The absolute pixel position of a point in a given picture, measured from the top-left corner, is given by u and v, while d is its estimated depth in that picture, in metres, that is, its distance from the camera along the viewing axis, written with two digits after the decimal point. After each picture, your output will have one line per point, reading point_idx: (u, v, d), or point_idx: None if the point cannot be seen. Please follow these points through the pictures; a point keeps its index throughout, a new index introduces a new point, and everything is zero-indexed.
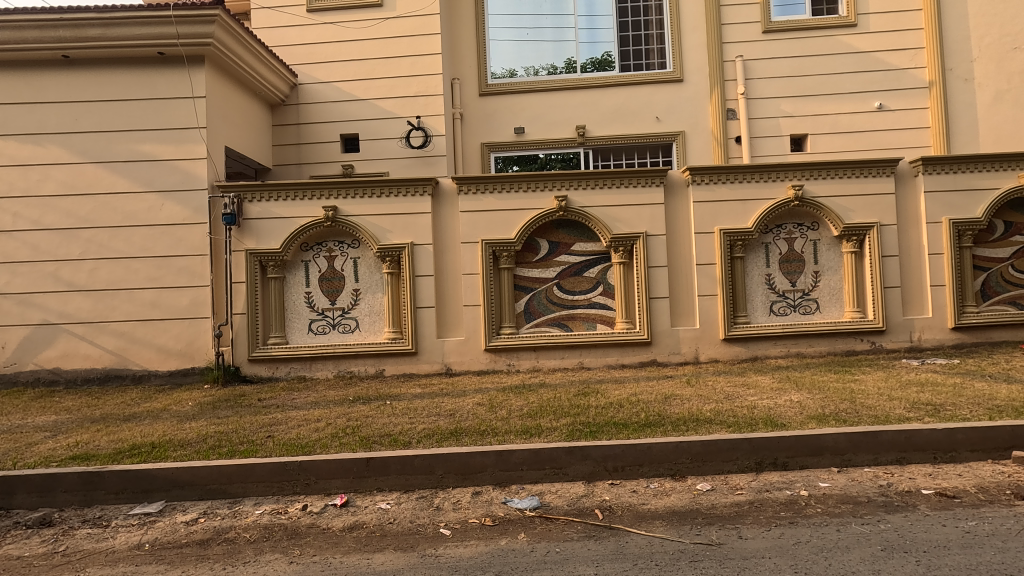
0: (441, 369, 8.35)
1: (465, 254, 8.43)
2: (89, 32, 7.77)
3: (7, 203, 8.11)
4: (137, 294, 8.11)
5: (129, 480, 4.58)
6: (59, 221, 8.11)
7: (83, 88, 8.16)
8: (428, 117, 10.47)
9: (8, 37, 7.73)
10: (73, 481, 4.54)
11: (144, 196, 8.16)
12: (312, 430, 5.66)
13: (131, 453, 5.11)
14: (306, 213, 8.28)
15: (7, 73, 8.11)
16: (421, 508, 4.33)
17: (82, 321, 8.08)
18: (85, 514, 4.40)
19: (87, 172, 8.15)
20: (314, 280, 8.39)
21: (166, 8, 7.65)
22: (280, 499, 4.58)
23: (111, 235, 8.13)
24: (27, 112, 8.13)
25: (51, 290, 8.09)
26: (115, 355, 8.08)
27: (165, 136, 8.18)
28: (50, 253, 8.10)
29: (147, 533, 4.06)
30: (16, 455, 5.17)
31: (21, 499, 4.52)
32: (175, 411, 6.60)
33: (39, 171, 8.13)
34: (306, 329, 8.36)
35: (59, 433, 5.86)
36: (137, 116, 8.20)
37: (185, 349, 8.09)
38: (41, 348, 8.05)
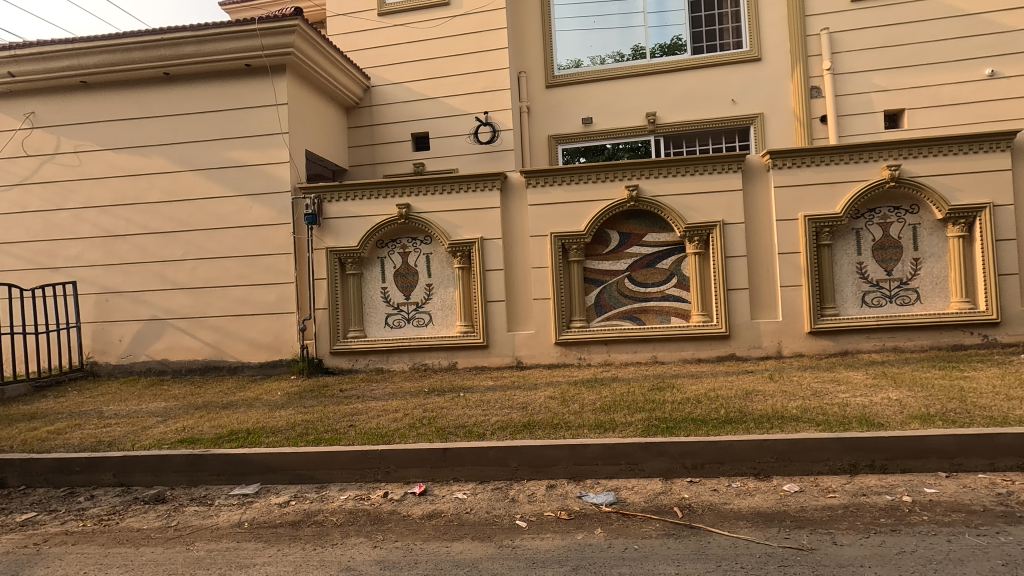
0: (512, 363, 8.40)
1: (534, 248, 8.42)
2: (185, 49, 8.42)
3: (119, 209, 8.95)
4: (231, 291, 8.73)
5: (228, 463, 4.96)
6: (164, 225, 8.87)
7: (181, 102, 8.86)
8: (496, 113, 10.51)
9: (118, 59, 8.52)
10: (181, 462, 4.98)
11: (235, 199, 8.76)
12: (390, 420, 5.86)
13: (229, 438, 5.52)
14: (381, 211, 8.58)
15: (118, 92, 8.95)
16: (497, 499, 4.38)
17: (185, 316, 8.80)
18: (192, 493, 4.80)
19: (186, 180, 8.85)
20: (390, 276, 8.70)
21: (252, 22, 8.13)
22: (363, 485, 4.79)
23: (207, 237, 8.79)
24: (135, 127, 8.93)
25: (158, 289, 8.87)
26: (213, 347, 8.75)
27: (252, 143, 8.73)
28: (156, 255, 8.88)
29: (246, 513, 4.37)
30: (134, 437, 5.73)
31: (139, 477, 5.00)
32: (266, 400, 7.06)
33: (146, 180, 8.92)
34: (383, 323, 8.69)
35: (169, 418, 6.43)
36: (228, 125, 8.80)
37: (273, 342, 8.62)
38: (151, 341, 8.86)
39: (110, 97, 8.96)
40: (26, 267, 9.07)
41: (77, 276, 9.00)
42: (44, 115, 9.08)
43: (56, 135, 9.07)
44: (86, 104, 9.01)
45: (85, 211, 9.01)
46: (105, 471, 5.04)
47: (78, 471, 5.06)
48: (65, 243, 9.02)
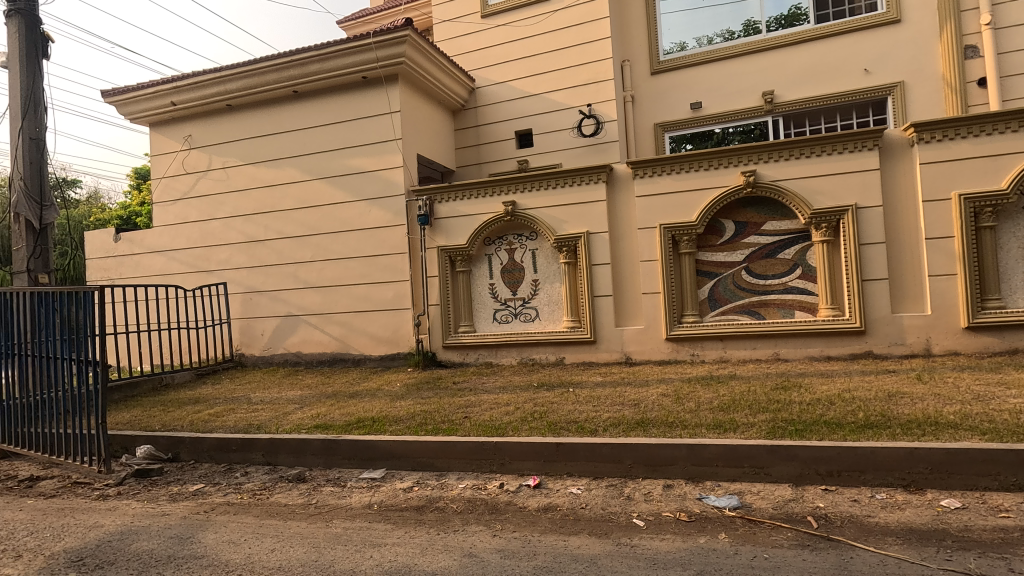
0: (620, 359, 8.24)
1: (643, 241, 8.19)
2: (311, 68, 9.20)
3: (259, 217, 9.99)
4: (353, 289, 9.41)
5: (358, 448, 5.37)
6: (296, 229, 9.78)
7: (308, 116, 9.70)
8: (599, 104, 10.32)
9: (256, 82, 9.52)
10: (317, 445, 5.47)
11: (355, 204, 9.42)
12: (502, 413, 6.00)
13: (357, 425, 5.98)
14: (488, 209, 8.80)
15: (257, 111, 10.00)
16: (612, 496, 4.32)
17: (315, 312, 9.64)
18: (328, 474, 5.25)
19: (314, 187, 9.68)
20: (498, 272, 8.91)
21: (367, 37, 8.68)
22: (479, 475, 4.96)
23: (333, 239, 9.55)
24: (270, 142, 9.93)
25: (292, 287, 9.79)
26: (339, 341, 9.50)
27: (370, 150, 9.34)
28: (290, 257, 9.80)
29: (375, 496, 4.69)
30: (278, 421, 6.38)
31: (283, 457, 5.56)
32: (387, 390, 7.54)
33: (280, 190, 9.88)
34: (491, 319, 8.93)
35: (305, 405, 7.09)
36: (348, 134, 9.48)
37: (391, 336, 9.18)
38: (287, 335, 9.81)
39: (250, 116, 10.04)
40: (188, 271, 10.43)
41: (227, 278, 10.19)
42: (199, 137, 10.37)
43: (208, 154, 10.32)
44: (231, 125, 10.16)
45: (232, 219, 10.17)
46: (256, 450, 5.67)
47: (235, 449, 5.73)
48: (217, 249, 10.24)
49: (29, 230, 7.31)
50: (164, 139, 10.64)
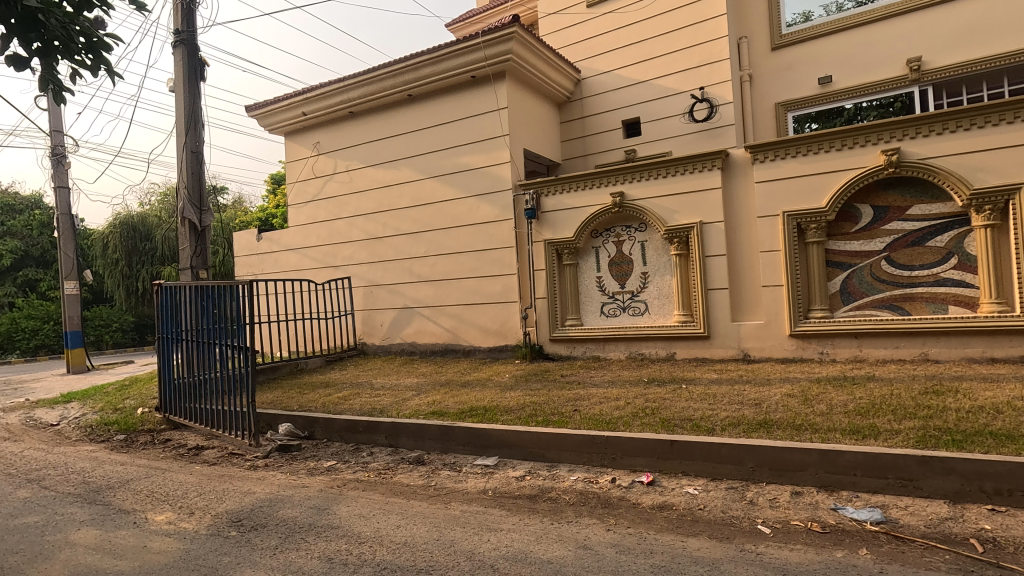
0: (737, 356, 7.78)
1: (763, 230, 7.66)
2: (424, 71, 9.66)
3: (378, 216, 10.69)
4: (464, 282, 9.77)
5: (473, 436, 5.59)
6: (411, 226, 10.33)
7: (421, 118, 10.19)
8: (713, 87, 9.76)
9: (375, 89, 10.18)
10: (435, 431, 5.77)
11: (465, 200, 9.76)
12: (612, 408, 5.92)
13: (471, 414, 6.21)
14: (596, 201, 8.70)
15: (375, 116, 10.69)
16: (733, 500, 4.10)
17: (428, 305, 10.14)
18: (445, 459, 5.52)
19: (427, 186, 10.17)
20: (605, 265, 8.79)
21: (476, 36, 8.93)
22: (590, 469, 4.94)
23: (444, 235, 9.98)
24: (387, 144, 10.57)
25: (408, 281, 10.37)
26: (450, 332, 9.91)
27: (479, 147, 9.61)
28: (406, 253, 10.38)
29: (489, 482, 4.84)
30: (398, 406, 6.81)
31: (404, 440, 5.93)
32: (497, 381, 7.75)
33: (397, 190, 10.49)
34: (599, 312, 8.83)
35: (422, 392, 7.50)
36: (458, 133, 9.83)
37: (499, 329, 9.42)
38: (403, 326, 10.42)
39: (370, 121, 10.75)
40: (318, 266, 11.42)
41: (351, 272, 11.02)
42: (326, 144, 11.28)
43: (334, 159, 11.21)
44: (353, 131, 10.95)
45: (355, 218, 10.98)
46: (380, 432, 6.09)
47: (361, 431, 6.20)
48: (342, 246, 11.11)
49: (191, 232, 8.40)
50: (297, 146, 11.72)
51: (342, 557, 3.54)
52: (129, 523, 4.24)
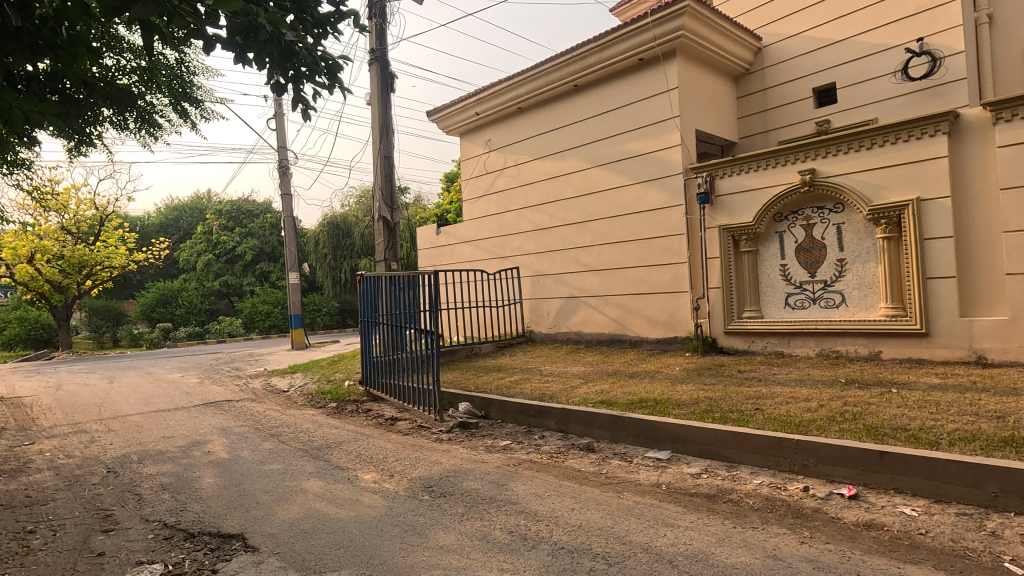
0: (967, 358, 6.48)
1: (1007, 205, 6.25)
2: (591, 59, 9.66)
3: (545, 207, 10.97)
4: (630, 272, 9.60)
5: (643, 428, 5.48)
6: (577, 216, 10.43)
7: (588, 107, 10.19)
8: (936, 36, 8.20)
9: (543, 83, 10.44)
10: (605, 420, 5.79)
11: (632, 187, 9.55)
12: (802, 410, 5.34)
13: (641, 405, 6.09)
14: (780, 181, 7.89)
15: (542, 109, 10.95)
16: (967, 528, 3.44)
17: (594, 294, 10.16)
18: (615, 448, 5.50)
19: (593, 174, 10.16)
20: (791, 252, 7.94)
21: (645, 16, 8.64)
22: (777, 474, 4.52)
23: (611, 224, 9.89)
24: (554, 137, 10.78)
25: (574, 271, 10.50)
26: (617, 322, 9.82)
27: (647, 132, 9.32)
28: (572, 243, 10.52)
29: (662, 476, 4.71)
30: (568, 393, 6.95)
31: (574, 426, 6.06)
32: (667, 373, 7.49)
33: (563, 180, 10.65)
34: (782, 304, 8.02)
35: (589, 380, 7.56)
36: (625, 119, 9.64)
37: (668, 320, 9.07)
38: (569, 315, 10.57)
39: (537, 115, 11.05)
40: (489, 257, 12.11)
41: (520, 263, 11.49)
42: (497, 140, 11.87)
43: (504, 155, 11.75)
44: (522, 126, 11.36)
45: (523, 210, 11.40)
46: (551, 417, 6.28)
47: (533, 414, 6.47)
48: (512, 237, 11.63)
49: (384, 228, 9.47)
50: (470, 145, 12.52)
51: (522, 531, 3.73)
52: (344, 478, 4.97)
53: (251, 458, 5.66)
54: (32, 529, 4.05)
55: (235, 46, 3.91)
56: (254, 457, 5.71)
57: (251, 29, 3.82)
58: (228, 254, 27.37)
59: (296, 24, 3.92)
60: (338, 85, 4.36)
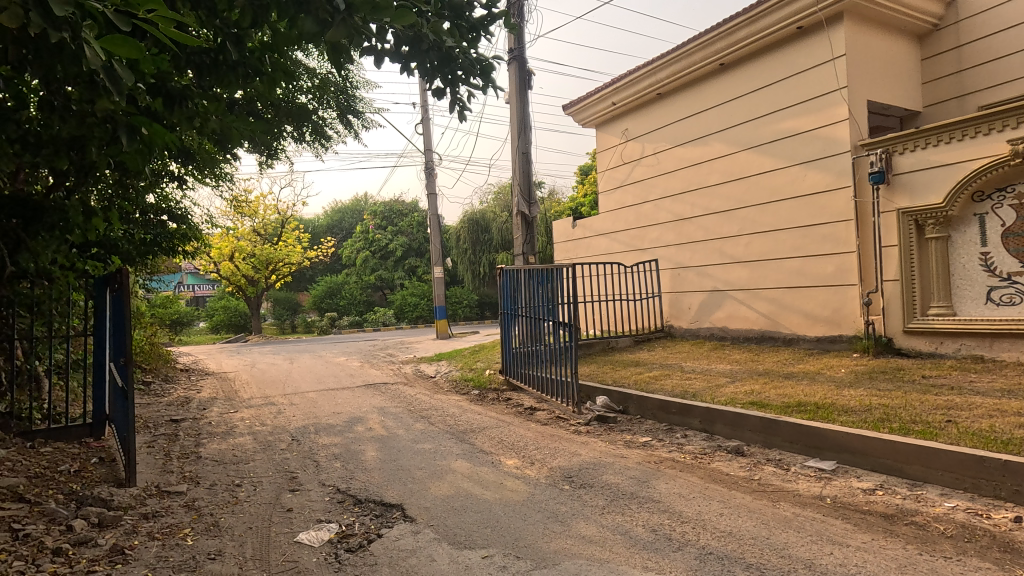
0: None
1: None
2: (740, 34, 8.99)
3: (687, 196, 10.44)
4: (785, 263, 8.79)
5: (802, 433, 5.01)
6: (722, 204, 9.78)
7: (736, 86, 9.49)
8: None
9: (686, 65, 9.95)
10: (756, 422, 5.39)
11: (788, 170, 8.72)
12: (1011, 425, 4.47)
13: (799, 409, 5.55)
14: (980, 153, 6.66)
15: (684, 93, 10.42)
16: None
17: (742, 288, 9.48)
18: (768, 454, 5.09)
19: (740, 159, 9.45)
20: (995, 238, 6.69)
21: None
22: (976, 499, 3.85)
23: (761, 211, 9.13)
24: (697, 121, 10.21)
25: (718, 263, 9.88)
26: (768, 318, 9.06)
27: (806, 108, 8.45)
28: (716, 233, 9.89)
29: (826, 488, 4.26)
30: (713, 392, 6.58)
31: (720, 427, 5.72)
32: (830, 375, 6.75)
33: (707, 166, 10.05)
34: (982, 299, 6.79)
35: (737, 379, 7.07)
36: (780, 96, 8.83)
37: (831, 316, 8.15)
38: (713, 310, 9.98)
39: (678, 100, 10.56)
40: (626, 249, 11.85)
41: (659, 255, 11.08)
42: (634, 129, 11.55)
43: (642, 143, 11.39)
44: (661, 112, 10.93)
45: (662, 200, 10.97)
46: (694, 416, 6.00)
47: (674, 412, 6.22)
48: (650, 228, 11.25)
49: (522, 223, 9.72)
50: (606, 136, 12.32)
51: (666, 531, 3.62)
52: (489, 461, 5.22)
53: (406, 436, 6.18)
54: (239, 483, 4.84)
55: (402, 57, 4.11)
56: (408, 435, 6.24)
57: (416, 39, 3.98)
58: (382, 251, 30.06)
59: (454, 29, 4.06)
60: (491, 85, 4.41)
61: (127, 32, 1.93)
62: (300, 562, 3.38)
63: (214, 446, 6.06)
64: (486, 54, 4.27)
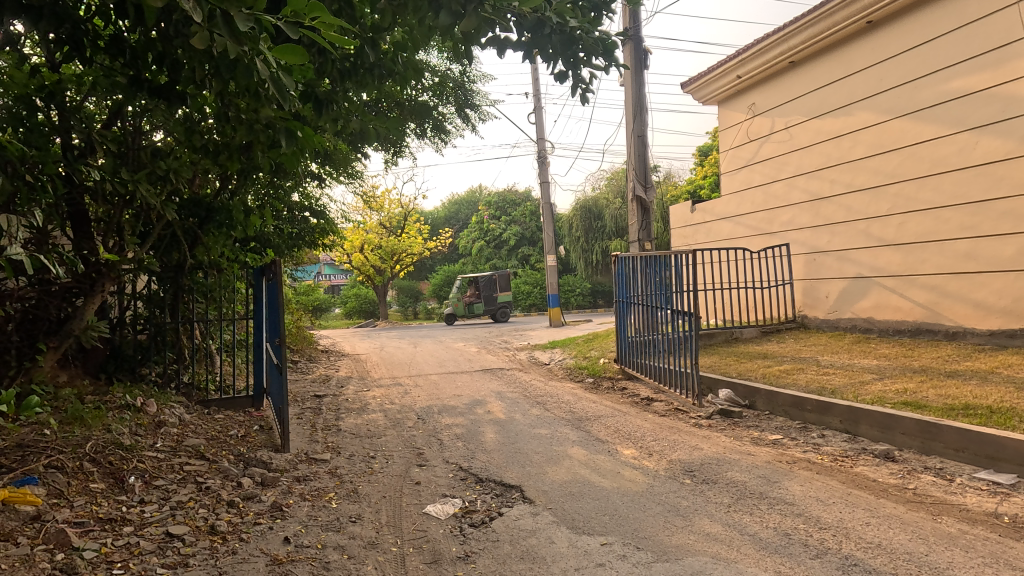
0: None
1: None
2: None
3: (825, 172, 9.47)
4: (950, 246, 7.68)
5: (972, 440, 4.37)
6: (869, 180, 8.75)
7: (887, 46, 8.41)
8: None
9: (825, 28, 8.99)
10: (911, 426, 4.79)
11: (954, 138, 7.57)
12: None
13: (967, 412, 4.84)
14: None
15: (822, 59, 9.43)
16: None
17: (893, 275, 8.45)
18: (927, 461, 4.50)
19: (892, 128, 8.37)
20: None
21: None
22: None
23: (919, 186, 8.03)
24: (837, 89, 9.20)
25: (864, 246, 8.87)
26: (926, 309, 7.99)
27: (981, 64, 7.26)
28: (861, 212, 8.88)
29: (1003, 505, 3.67)
30: (856, 389, 5.95)
31: (865, 429, 5.17)
32: (1007, 375, 5.80)
33: (851, 139, 9.02)
34: None
35: (886, 376, 6.33)
36: (945, 52, 7.65)
37: (1010, 307, 6.99)
38: (857, 299, 8.99)
39: (815, 66, 9.57)
40: (752, 234, 11.03)
41: (790, 239, 10.19)
42: (762, 103, 10.67)
43: (771, 118, 10.50)
44: (794, 82, 9.98)
45: (795, 178, 10.05)
46: (834, 415, 5.48)
47: (810, 410, 5.73)
48: (781, 210, 10.37)
49: (639, 208, 9.42)
50: (730, 113, 11.50)
51: (801, 536, 3.35)
52: (606, 450, 5.19)
53: (523, 421, 6.33)
54: (373, 455, 5.28)
55: (525, 45, 4.16)
56: (525, 420, 6.38)
57: (539, 24, 3.99)
58: (496, 240, 30.85)
59: (575, 11, 4.04)
60: (614, 65, 4.31)
61: (295, 39, 2.15)
62: (428, 532, 3.62)
63: (351, 420, 6.66)
64: (610, 32, 4.18)
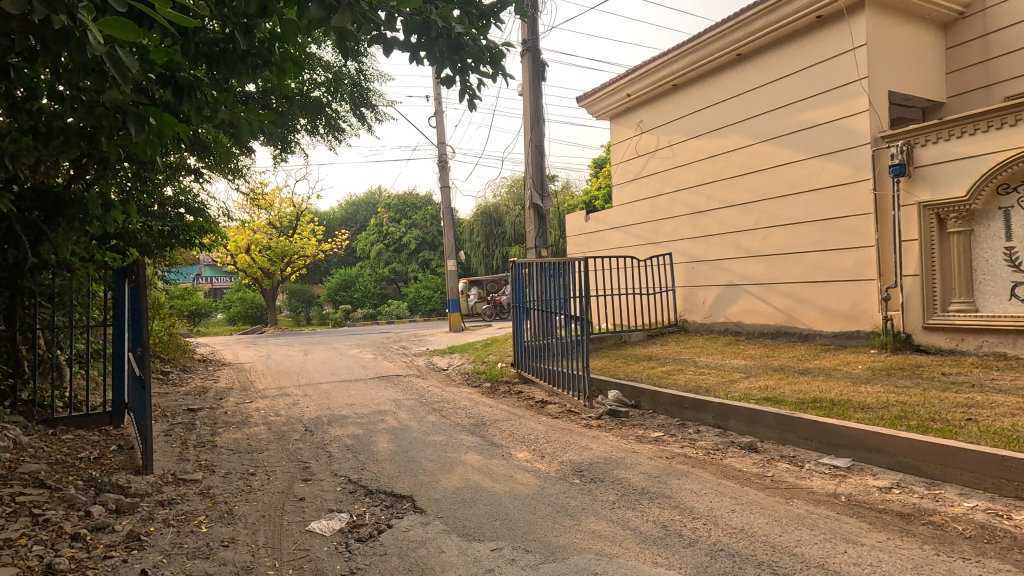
0: None
1: None
2: (758, 23, 8.86)
3: (703, 188, 10.31)
4: (803, 257, 8.68)
5: (819, 430, 4.94)
6: (740, 196, 9.65)
7: (753, 76, 9.36)
8: None
9: (703, 56, 9.83)
10: (770, 419, 5.34)
11: (807, 162, 8.58)
12: None
13: (814, 405, 5.48)
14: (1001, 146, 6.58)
15: (700, 84, 10.29)
16: None
17: (758, 283, 9.37)
18: (782, 450, 5.03)
19: (758, 151, 9.31)
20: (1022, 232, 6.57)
21: None
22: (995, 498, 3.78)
23: (780, 204, 9.00)
24: (712, 112, 10.08)
25: (735, 256, 9.76)
26: (784, 313, 8.96)
27: (827, 99, 8.29)
28: (733, 226, 9.77)
29: (841, 486, 4.20)
30: (726, 387, 6.51)
31: (733, 423, 5.68)
32: (847, 371, 6.65)
33: (724, 159, 9.91)
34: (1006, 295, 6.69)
35: (751, 375, 7.00)
36: (800, 86, 8.67)
37: (850, 312, 8.03)
38: (729, 304, 9.86)
39: (694, 90, 10.41)
40: (641, 243, 11.73)
41: (673, 248, 10.96)
42: (649, 121, 11.42)
43: (657, 135, 11.26)
44: (677, 104, 10.79)
45: (678, 193, 10.84)
46: (707, 412, 5.96)
47: (688, 407, 6.18)
48: (666, 222, 11.12)
49: (536, 215, 9.65)
50: (621, 128, 12.18)
51: (676, 527, 3.59)
52: (500, 454, 5.23)
53: (418, 428, 6.21)
54: (253, 472, 4.90)
55: (412, 47, 4.09)
56: (420, 427, 6.27)
57: (426, 26, 3.95)
58: (396, 243, 30.20)
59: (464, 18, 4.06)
60: (502, 73, 4.39)
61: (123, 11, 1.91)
62: (311, 551, 3.42)
63: (230, 435, 6.14)
64: (497, 41, 4.26)
